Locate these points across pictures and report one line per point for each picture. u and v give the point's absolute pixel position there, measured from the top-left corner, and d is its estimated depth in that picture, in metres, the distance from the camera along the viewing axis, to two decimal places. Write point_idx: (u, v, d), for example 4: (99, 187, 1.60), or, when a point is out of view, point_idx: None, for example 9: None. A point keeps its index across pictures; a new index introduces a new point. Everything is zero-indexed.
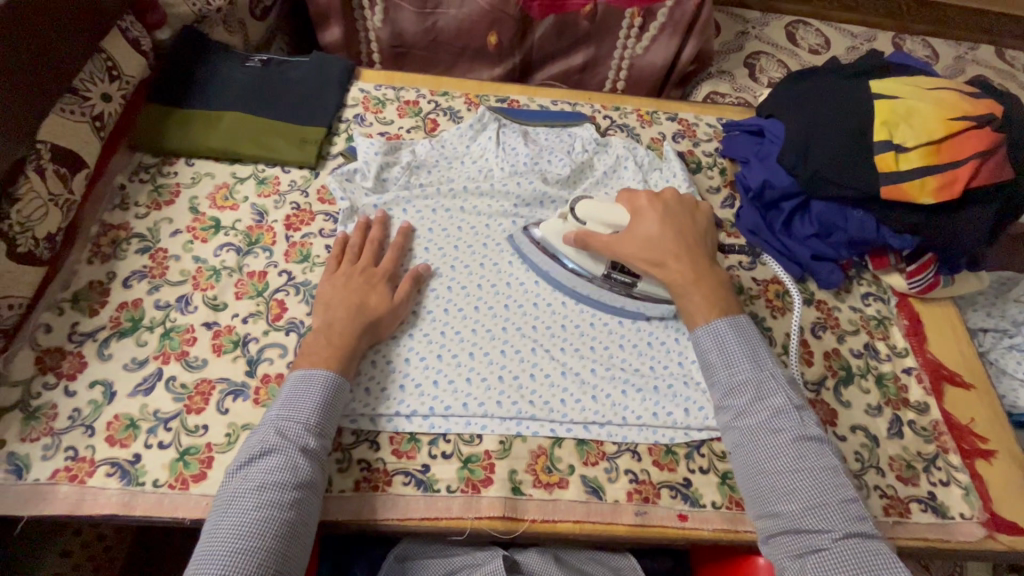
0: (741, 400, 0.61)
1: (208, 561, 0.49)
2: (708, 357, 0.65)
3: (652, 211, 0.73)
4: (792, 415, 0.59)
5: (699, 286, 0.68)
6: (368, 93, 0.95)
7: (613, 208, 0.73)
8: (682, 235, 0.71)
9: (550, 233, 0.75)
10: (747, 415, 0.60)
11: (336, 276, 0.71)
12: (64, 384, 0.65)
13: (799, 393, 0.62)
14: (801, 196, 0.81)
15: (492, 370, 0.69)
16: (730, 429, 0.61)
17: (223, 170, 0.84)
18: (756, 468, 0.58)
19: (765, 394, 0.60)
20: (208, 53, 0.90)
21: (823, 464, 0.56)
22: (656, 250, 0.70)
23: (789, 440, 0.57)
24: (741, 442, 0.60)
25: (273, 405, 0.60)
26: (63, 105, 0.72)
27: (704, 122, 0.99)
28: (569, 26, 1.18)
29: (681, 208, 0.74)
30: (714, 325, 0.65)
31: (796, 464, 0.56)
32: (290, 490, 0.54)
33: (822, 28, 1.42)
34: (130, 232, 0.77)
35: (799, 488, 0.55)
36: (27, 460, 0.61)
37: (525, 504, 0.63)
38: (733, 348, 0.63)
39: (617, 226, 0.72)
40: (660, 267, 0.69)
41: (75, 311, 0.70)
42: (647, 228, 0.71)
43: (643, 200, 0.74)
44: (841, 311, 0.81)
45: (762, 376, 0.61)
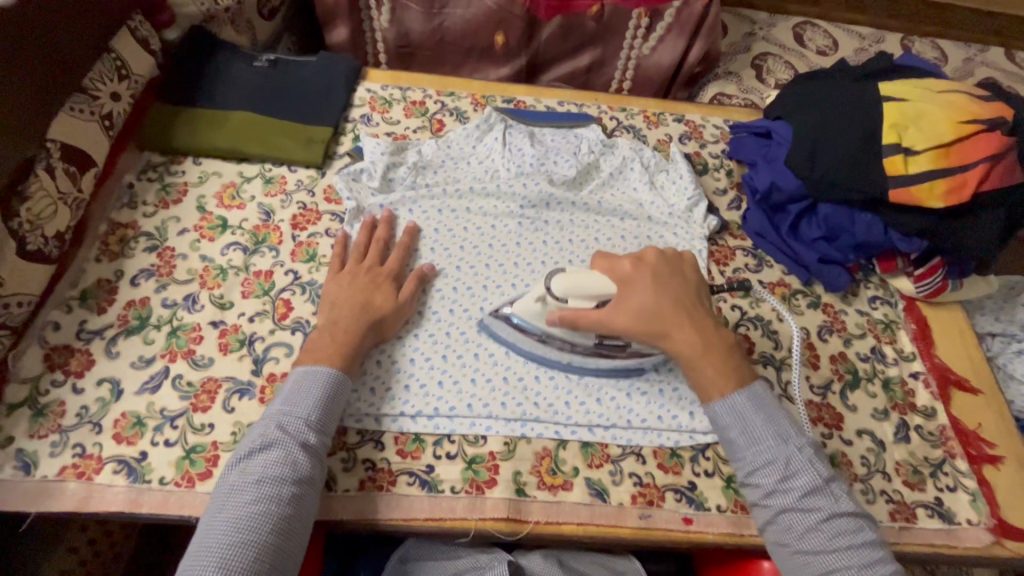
0: (769, 481, 0.58)
1: (204, 553, 0.49)
2: (729, 435, 0.61)
3: (640, 278, 0.66)
4: (823, 491, 0.57)
5: (710, 358, 0.63)
6: (375, 93, 0.95)
7: (591, 275, 0.65)
8: (676, 298, 0.66)
9: (529, 316, 0.66)
10: (779, 495, 0.58)
11: (342, 275, 0.71)
12: (72, 381, 0.65)
13: (822, 459, 0.60)
14: (807, 199, 0.81)
15: (496, 372, 0.69)
16: (759, 507, 0.59)
17: (230, 169, 0.84)
18: (793, 549, 0.57)
19: (792, 472, 0.58)
20: (216, 52, 0.91)
21: (857, 538, 0.55)
22: (653, 323, 0.64)
23: (823, 519, 0.56)
24: (773, 520, 0.58)
25: (274, 401, 0.61)
26: (72, 104, 0.72)
27: (711, 123, 0.99)
28: (576, 26, 1.18)
29: (668, 269, 0.68)
30: (732, 400, 0.61)
31: (834, 544, 0.55)
32: (288, 485, 0.54)
33: (829, 30, 1.41)
34: (138, 231, 0.77)
35: (838, 569, 0.54)
36: (36, 457, 0.61)
37: (530, 506, 0.63)
38: (755, 424, 0.60)
39: (602, 296, 0.64)
40: (664, 338, 0.64)
41: (83, 309, 0.70)
42: (640, 300, 0.64)
43: (627, 267, 0.66)
44: (848, 315, 0.81)
45: (788, 452, 0.59)
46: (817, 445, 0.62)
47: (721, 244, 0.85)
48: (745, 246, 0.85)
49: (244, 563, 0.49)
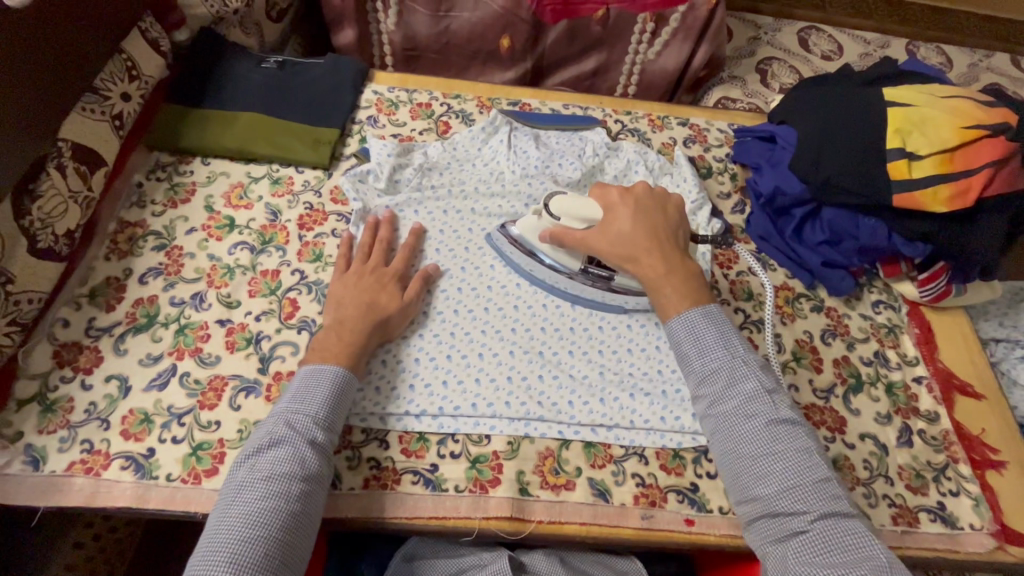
0: (714, 388, 0.61)
1: (214, 549, 0.49)
2: (682, 349, 0.64)
3: (623, 207, 0.72)
4: (764, 399, 0.59)
5: (670, 280, 0.67)
6: (382, 95, 0.96)
7: (588, 203, 0.72)
8: (653, 230, 0.70)
9: (527, 231, 0.75)
10: (722, 403, 0.61)
11: (347, 275, 0.72)
12: (81, 378, 0.66)
13: (769, 374, 0.62)
14: (812, 203, 0.82)
15: (501, 371, 0.70)
16: (706, 418, 0.62)
17: (238, 169, 0.85)
18: (734, 454, 0.59)
19: (737, 380, 0.61)
20: (225, 54, 0.92)
21: (797, 446, 0.57)
22: (626, 245, 0.69)
23: (763, 425, 0.58)
24: (718, 429, 0.61)
25: (281, 398, 0.61)
26: (83, 105, 0.73)
27: (716, 127, 0.99)
28: (581, 30, 1.19)
29: (654, 202, 0.73)
30: (687, 316, 0.64)
31: (770, 449, 0.57)
32: (296, 482, 0.54)
33: (834, 35, 1.42)
34: (146, 230, 0.78)
35: (774, 472, 0.56)
36: (44, 452, 0.62)
37: (533, 506, 0.64)
38: (706, 337, 0.63)
39: (591, 221, 0.72)
40: (633, 262, 0.69)
41: (92, 307, 0.71)
42: (620, 226, 0.70)
43: (615, 194, 0.73)
44: (851, 319, 0.81)
45: (734, 365, 0.61)
46: (768, 364, 0.64)
47: (726, 248, 0.85)
48: (748, 250, 0.85)
49: (251, 558, 0.49)
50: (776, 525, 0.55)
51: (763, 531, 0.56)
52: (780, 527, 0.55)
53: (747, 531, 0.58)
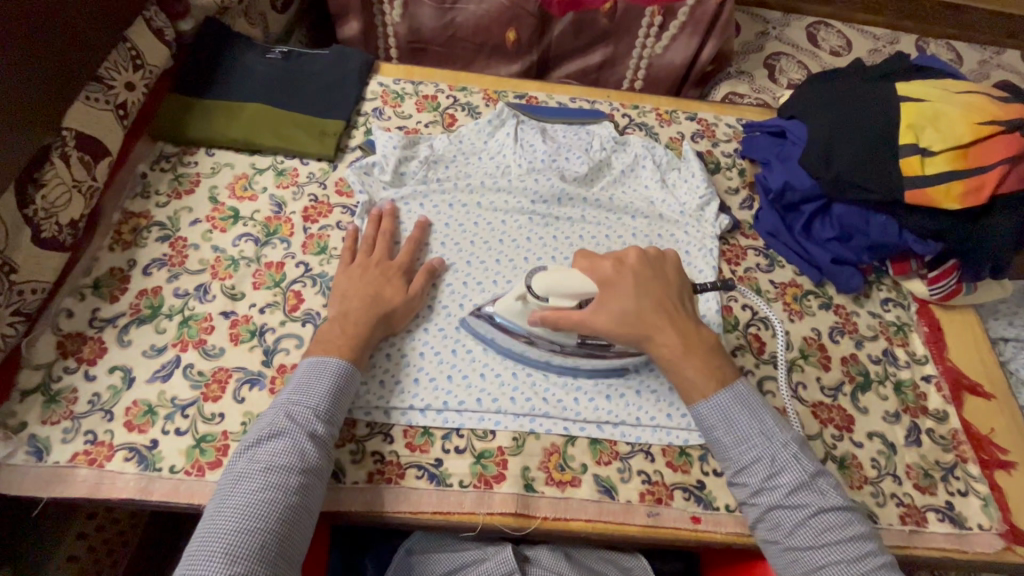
0: (755, 479, 0.58)
1: (210, 538, 0.49)
2: (715, 434, 0.61)
3: (622, 280, 0.64)
4: (809, 487, 0.56)
5: (691, 358, 0.62)
6: (387, 87, 0.95)
7: (575, 275, 0.63)
8: (659, 300, 0.64)
9: (509, 316, 0.65)
10: (765, 493, 0.57)
11: (352, 267, 0.71)
12: (84, 368, 0.66)
13: (809, 454, 0.59)
14: (821, 199, 0.81)
15: (506, 367, 0.69)
16: (749, 506, 0.59)
17: (242, 160, 0.84)
18: (784, 546, 0.56)
19: (777, 469, 0.57)
20: (230, 44, 0.91)
21: (847, 534, 0.55)
22: (636, 325, 0.63)
23: (811, 515, 0.55)
24: (763, 518, 0.58)
25: (284, 389, 0.61)
26: (88, 93, 0.73)
27: (724, 122, 0.98)
28: (588, 23, 1.18)
29: (649, 269, 0.66)
30: (716, 399, 0.61)
31: (821, 539, 0.55)
32: (296, 474, 0.54)
33: (843, 30, 1.40)
34: (150, 221, 0.77)
35: (827, 564, 0.54)
36: (48, 443, 0.61)
37: (538, 501, 0.63)
38: (740, 422, 0.60)
39: (585, 297, 0.63)
40: (646, 340, 0.63)
41: (96, 297, 0.70)
42: (622, 304, 0.63)
43: (608, 267, 0.65)
44: (860, 317, 0.80)
45: (772, 450, 0.58)
46: (804, 439, 0.61)
47: (733, 244, 0.84)
48: (756, 246, 0.84)
49: (247, 551, 0.49)
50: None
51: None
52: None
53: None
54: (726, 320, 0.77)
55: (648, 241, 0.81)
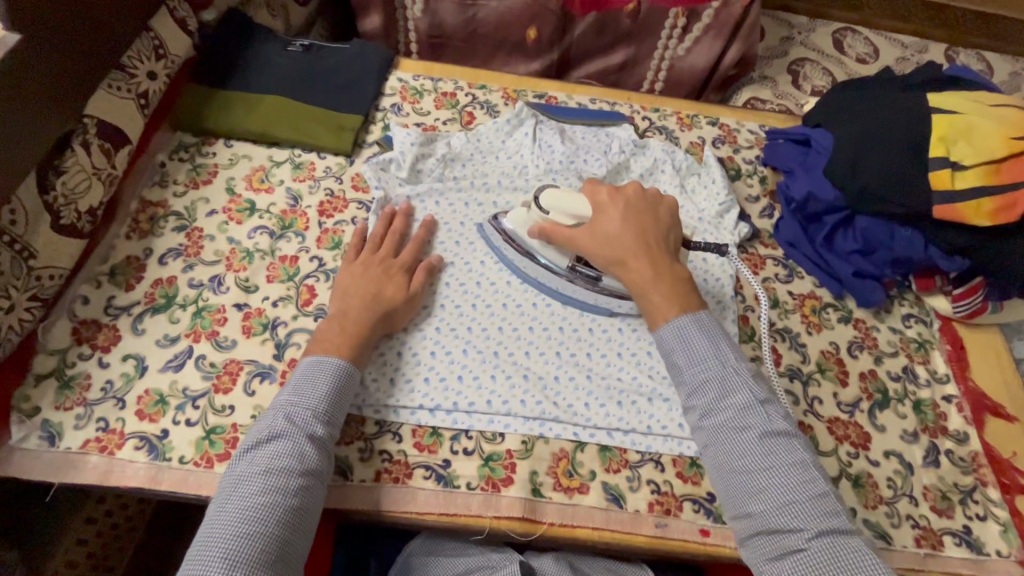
0: (706, 400, 0.60)
1: (209, 544, 0.49)
2: (672, 357, 0.63)
3: (613, 206, 0.70)
4: (757, 410, 0.57)
5: (659, 284, 0.65)
6: (406, 82, 0.95)
7: (575, 199, 0.70)
8: (641, 231, 0.68)
9: (516, 223, 0.73)
10: (713, 413, 0.59)
11: (355, 264, 0.71)
12: (98, 355, 0.66)
13: (762, 384, 0.60)
14: (845, 211, 0.79)
15: (517, 371, 0.69)
16: (698, 430, 0.60)
17: (260, 152, 0.84)
18: (727, 467, 0.57)
19: (728, 392, 0.59)
20: (251, 35, 0.91)
21: (791, 460, 0.55)
22: (614, 247, 0.67)
23: (756, 437, 0.56)
24: (710, 442, 0.59)
25: (282, 390, 0.60)
26: (110, 81, 0.73)
27: (746, 128, 0.97)
28: (611, 23, 1.17)
29: (645, 203, 0.71)
30: (679, 324, 0.63)
31: (762, 461, 0.55)
32: (295, 476, 0.54)
33: (870, 37, 1.38)
34: (167, 210, 0.77)
35: (770, 489, 0.54)
36: (60, 428, 0.62)
37: (545, 508, 0.63)
38: (696, 347, 0.61)
39: (579, 218, 0.70)
40: (620, 265, 0.67)
41: (112, 285, 0.71)
42: (610, 223, 0.68)
43: (605, 194, 0.71)
44: (879, 332, 0.79)
45: (725, 374, 0.60)
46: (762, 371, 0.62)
47: (752, 253, 0.83)
48: (776, 255, 0.83)
49: (246, 555, 0.49)
50: (769, 538, 0.53)
51: (759, 548, 0.53)
52: (776, 543, 0.52)
53: (743, 551, 0.55)
54: (742, 330, 0.76)
55: None
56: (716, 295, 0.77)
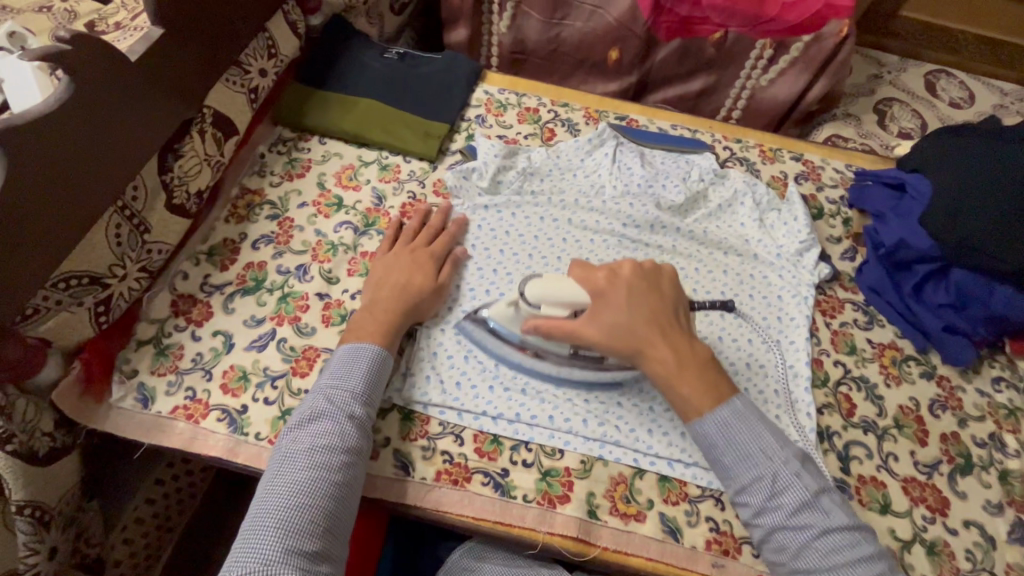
0: (757, 499, 0.57)
1: (260, 519, 0.51)
2: (716, 451, 0.60)
3: (615, 292, 0.64)
4: (812, 505, 0.55)
5: (686, 376, 0.61)
6: (492, 95, 0.98)
7: (568, 284, 0.63)
8: (653, 313, 0.63)
9: (501, 321, 0.66)
10: (768, 513, 0.57)
11: (388, 255, 0.74)
12: (192, 329, 0.71)
13: (812, 472, 0.58)
14: (939, 261, 0.75)
15: (579, 392, 0.69)
16: (753, 527, 0.58)
17: (351, 152, 0.89)
18: (790, 568, 0.55)
19: (779, 487, 0.57)
20: (353, 41, 0.96)
21: (854, 555, 0.53)
22: (630, 339, 0.62)
23: (816, 535, 0.54)
24: (767, 540, 0.57)
25: (323, 372, 0.62)
26: (229, 76, 0.78)
27: (832, 166, 0.94)
28: (694, 50, 1.16)
29: (645, 280, 0.65)
30: (718, 415, 0.60)
31: (829, 560, 0.53)
32: (338, 454, 0.55)
33: (966, 81, 1.32)
34: (263, 199, 0.82)
35: None
36: (153, 392, 0.66)
37: (600, 530, 0.62)
38: (741, 438, 0.59)
39: (577, 306, 0.63)
40: (639, 356, 0.62)
41: (209, 264, 0.76)
42: (614, 314, 0.62)
43: (601, 278, 0.65)
44: (965, 393, 0.74)
45: (774, 468, 0.57)
46: (808, 456, 0.60)
47: (830, 295, 0.80)
48: (855, 300, 0.80)
49: (299, 527, 0.50)
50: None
51: None
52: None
53: None
54: (815, 374, 0.74)
55: (739, 281, 0.79)
56: (790, 334, 0.75)
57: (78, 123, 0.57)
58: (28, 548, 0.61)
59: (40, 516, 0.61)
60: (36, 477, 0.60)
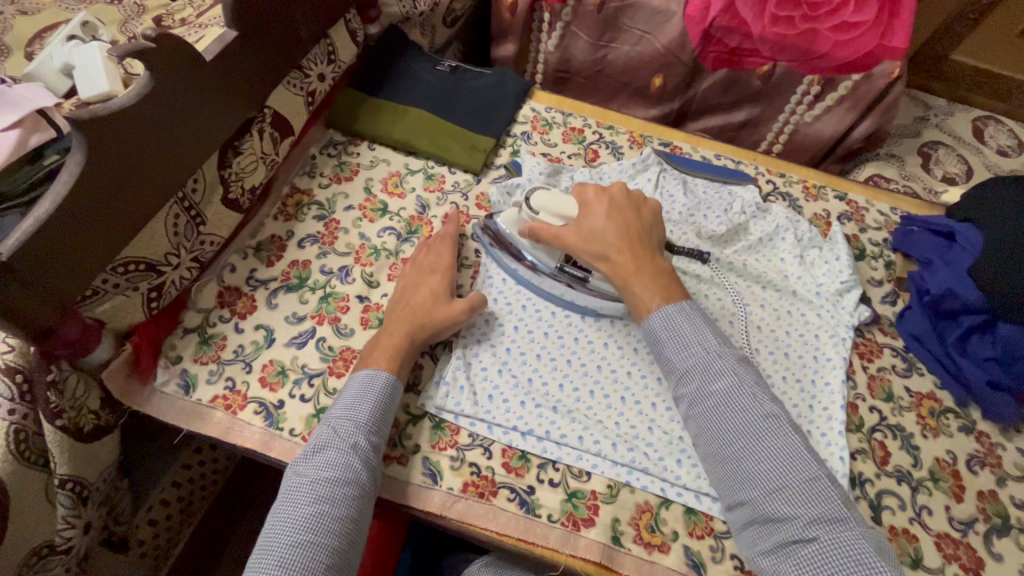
0: (692, 386, 0.62)
1: (267, 556, 0.52)
2: (661, 347, 0.65)
3: (599, 204, 0.73)
4: (740, 392, 0.59)
5: (641, 277, 0.68)
6: (539, 113, 0.99)
7: (563, 199, 0.73)
8: (626, 228, 0.71)
9: (506, 222, 0.76)
10: (701, 399, 0.61)
11: (408, 271, 0.75)
12: (235, 321, 0.73)
13: (746, 367, 0.62)
14: (986, 314, 0.73)
15: (610, 415, 0.69)
16: (689, 419, 0.62)
17: (398, 159, 0.91)
18: (720, 457, 0.59)
19: (712, 377, 0.61)
20: (407, 52, 0.98)
21: (779, 445, 0.56)
22: (599, 244, 0.70)
23: (742, 422, 0.58)
24: (699, 430, 0.61)
25: (336, 402, 0.63)
26: (291, 80, 0.81)
27: (876, 208, 0.93)
28: (741, 81, 1.15)
29: (628, 201, 0.74)
30: (664, 311, 0.65)
31: (751, 447, 0.57)
32: (341, 487, 0.55)
33: (1015, 129, 1.29)
34: (312, 199, 0.84)
35: (759, 474, 0.55)
36: (195, 380, 0.68)
37: (623, 558, 0.62)
38: (683, 333, 0.64)
39: (567, 216, 0.73)
40: (605, 261, 0.69)
41: (256, 259, 0.78)
42: (594, 223, 0.71)
43: (590, 193, 0.74)
44: (1005, 451, 0.72)
45: (709, 360, 0.62)
46: (748, 358, 0.64)
47: (869, 339, 0.80)
48: (894, 346, 0.79)
49: (303, 565, 0.50)
50: (763, 527, 0.55)
51: (754, 534, 0.55)
52: (773, 536, 0.54)
53: (739, 537, 0.57)
54: (849, 418, 0.73)
55: (776, 318, 0.78)
56: (826, 374, 0.75)
57: (154, 115, 0.59)
58: (65, 522, 0.62)
59: (79, 492, 0.63)
60: (79, 453, 0.62)
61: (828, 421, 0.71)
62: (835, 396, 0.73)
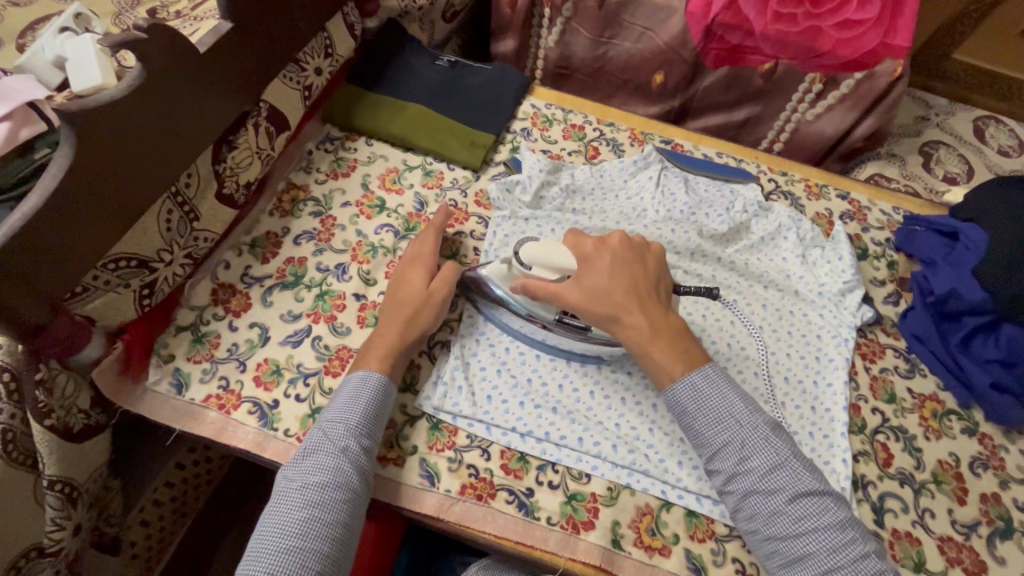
0: (727, 462, 0.59)
1: (256, 562, 0.51)
2: (689, 419, 0.62)
3: (600, 257, 0.66)
4: (781, 467, 0.57)
5: (658, 343, 0.63)
6: (539, 110, 0.98)
7: (560, 252, 0.66)
8: (633, 284, 0.65)
9: (494, 277, 0.69)
10: (739, 477, 0.58)
11: (400, 266, 0.73)
12: (229, 319, 0.71)
13: (780, 436, 0.60)
14: (991, 315, 0.72)
15: (610, 416, 0.68)
16: (726, 494, 0.60)
17: (396, 155, 0.89)
18: (764, 535, 0.57)
19: (748, 454, 0.58)
20: (405, 46, 0.96)
21: (826, 522, 0.55)
22: (607, 304, 0.64)
23: (786, 501, 0.56)
24: (739, 508, 0.58)
25: (328, 405, 0.61)
26: (288, 74, 0.79)
27: (879, 208, 0.92)
28: (742, 79, 1.14)
29: (631, 251, 0.68)
30: (691, 379, 0.62)
31: (799, 528, 0.55)
32: (331, 491, 0.54)
33: (1017, 129, 1.29)
34: (308, 195, 0.83)
35: (811, 556, 0.54)
36: (188, 379, 0.67)
37: (623, 561, 0.61)
38: (712, 404, 0.61)
39: (565, 271, 0.66)
40: (614, 322, 0.64)
41: (251, 255, 0.76)
42: (596, 279, 0.65)
43: (588, 244, 0.67)
44: (1008, 453, 0.72)
45: (743, 435, 0.59)
46: (777, 423, 0.62)
47: (871, 339, 0.79)
48: (896, 346, 0.78)
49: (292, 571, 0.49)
50: None
51: None
52: None
53: None
54: (852, 420, 0.72)
55: (778, 318, 0.77)
56: (828, 375, 0.74)
57: (145, 109, 0.58)
58: (54, 523, 0.61)
59: (69, 492, 0.62)
60: (68, 453, 0.60)
61: (829, 422, 0.70)
62: (838, 397, 0.72)
